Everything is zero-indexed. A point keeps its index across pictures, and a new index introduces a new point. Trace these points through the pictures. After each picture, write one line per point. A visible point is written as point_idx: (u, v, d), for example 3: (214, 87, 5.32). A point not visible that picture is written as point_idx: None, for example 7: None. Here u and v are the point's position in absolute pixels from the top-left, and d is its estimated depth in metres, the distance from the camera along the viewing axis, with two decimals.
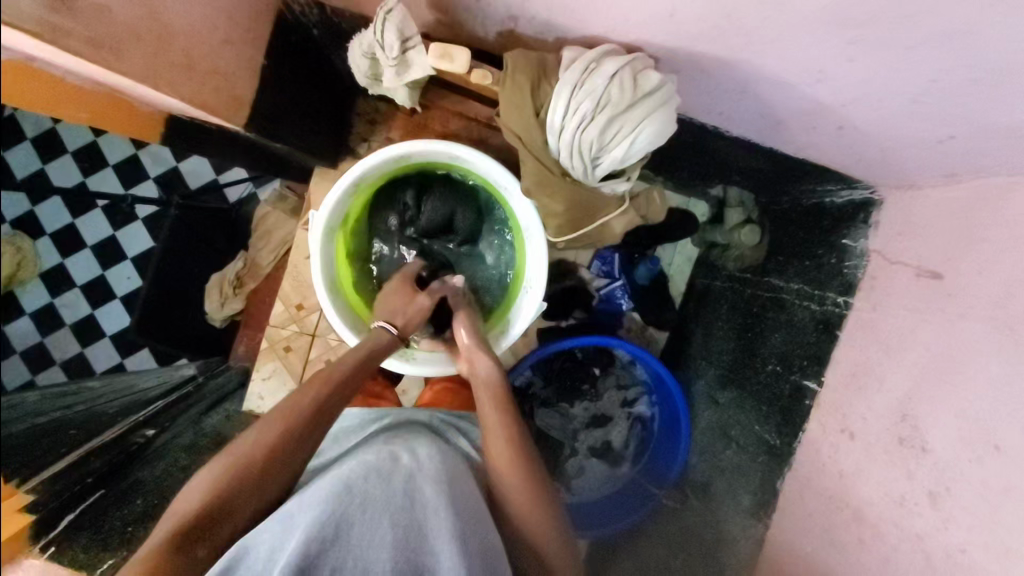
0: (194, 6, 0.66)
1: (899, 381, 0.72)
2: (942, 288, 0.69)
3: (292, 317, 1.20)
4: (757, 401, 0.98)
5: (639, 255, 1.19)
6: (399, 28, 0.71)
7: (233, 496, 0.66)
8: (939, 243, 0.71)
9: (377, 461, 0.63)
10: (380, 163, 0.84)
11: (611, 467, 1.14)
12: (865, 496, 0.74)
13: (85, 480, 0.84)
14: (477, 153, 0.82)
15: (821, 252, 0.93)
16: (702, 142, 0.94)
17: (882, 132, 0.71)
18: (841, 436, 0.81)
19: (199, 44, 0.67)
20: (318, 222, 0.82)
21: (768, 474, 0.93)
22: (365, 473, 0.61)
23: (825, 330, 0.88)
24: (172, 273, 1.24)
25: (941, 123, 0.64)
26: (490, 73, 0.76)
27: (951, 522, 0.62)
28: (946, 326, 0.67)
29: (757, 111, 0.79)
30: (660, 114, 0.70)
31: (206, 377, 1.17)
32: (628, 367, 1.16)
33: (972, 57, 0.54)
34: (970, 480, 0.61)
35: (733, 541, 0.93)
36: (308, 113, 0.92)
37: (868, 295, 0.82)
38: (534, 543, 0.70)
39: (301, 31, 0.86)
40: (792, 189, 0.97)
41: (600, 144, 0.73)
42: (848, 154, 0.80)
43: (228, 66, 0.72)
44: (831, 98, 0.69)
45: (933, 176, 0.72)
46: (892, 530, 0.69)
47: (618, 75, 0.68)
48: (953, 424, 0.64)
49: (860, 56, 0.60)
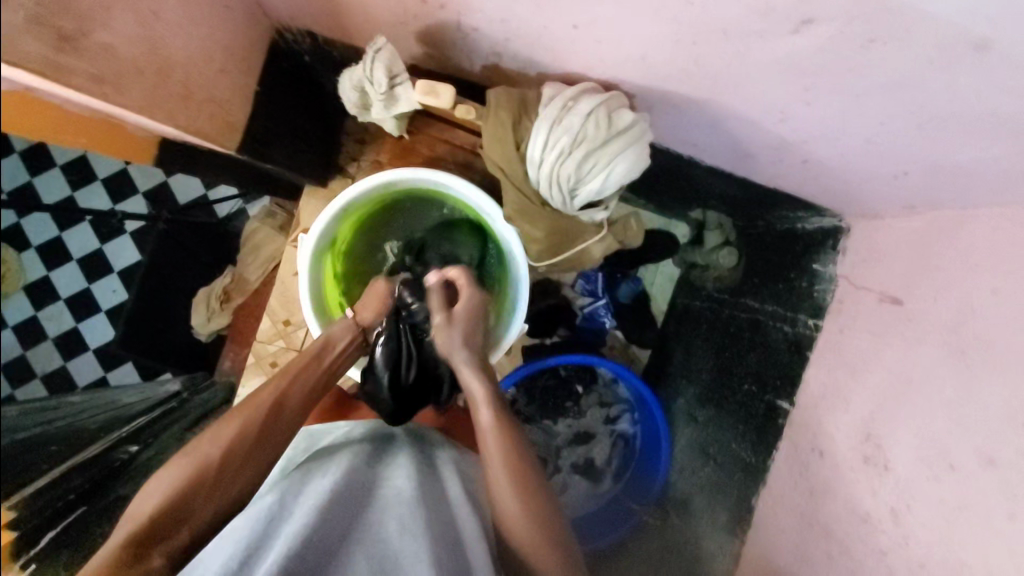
0: (193, 40, 0.68)
1: (863, 402, 0.76)
2: (901, 313, 0.73)
3: (279, 334, 1.21)
4: (733, 420, 1.02)
5: (622, 275, 1.22)
6: (387, 66, 0.75)
7: (167, 521, 0.64)
8: (899, 272, 0.75)
9: (352, 489, 0.66)
10: (367, 189, 0.87)
11: (593, 484, 1.16)
12: (833, 512, 0.76)
13: (67, 496, 0.88)
14: (454, 179, 0.85)
15: (794, 275, 0.97)
16: (679, 169, 0.98)
17: (844, 167, 0.75)
18: (811, 454, 0.84)
19: (196, 74, 0.69)
20: (306, 245, 0.85)
21: (744, 491, 0.96)
22: (342, 502, 0.64)
23: (797, 351, 0.92)
24: (156, 285, 1.28)
25: (896, 161, 0.68)
26: (474, 108, 0.79)
27: (911, 537, 0.65)
28: (905, 349, 0.71)
29: (728, 145, 0.83)
30: (633, 149, 0.74)
31: (190, 395, 1.18)
32: (611, 386, 1.19)
33: (919, 104, 0.58)
34: (930, 497, 0.64)
35: (710, 557, 0.97)
36: (299, 135, 0.93)
37: (835, 318, 0.86)
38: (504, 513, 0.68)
39: (293, 58, 0.91)
40: (766, 215, 1.01)
41: (578, 177, 0.76)
42: (816, 185, 0.84)
43: (222, 94, 0.75)
44: (792, 136, 0.73)
45: (894, 208, 0.76)
46: (860, 546, 0.71)
47: (594, 112, 0.71)
48: (913, 444, 0.67)
49: (816, 101, 0.64)
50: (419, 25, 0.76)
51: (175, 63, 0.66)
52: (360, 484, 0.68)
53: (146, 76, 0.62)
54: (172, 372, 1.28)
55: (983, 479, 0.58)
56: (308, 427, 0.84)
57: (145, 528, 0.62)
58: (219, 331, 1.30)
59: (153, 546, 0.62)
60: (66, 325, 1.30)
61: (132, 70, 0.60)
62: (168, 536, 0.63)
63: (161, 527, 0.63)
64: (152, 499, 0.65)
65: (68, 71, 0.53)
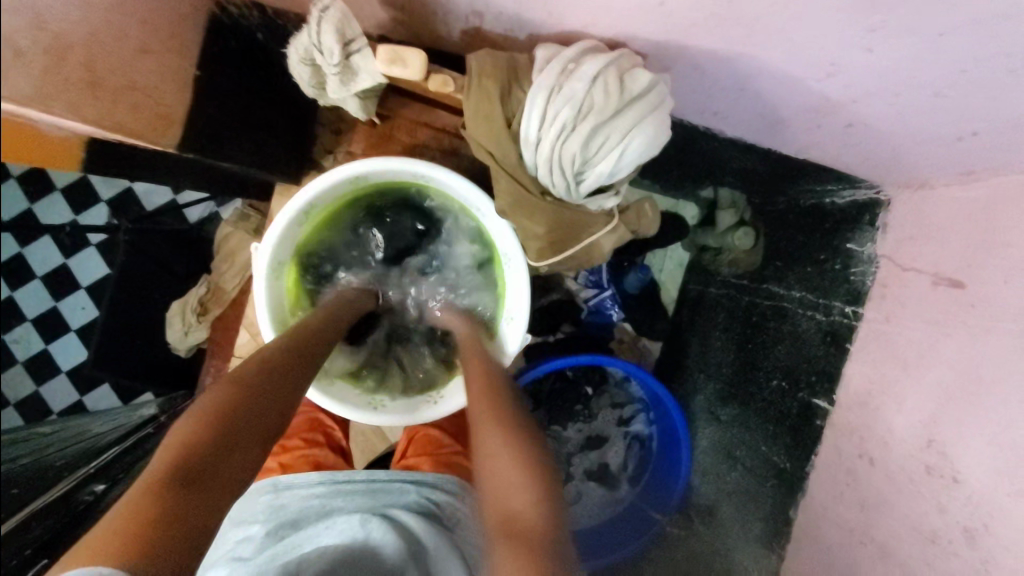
0: (94, 11, 0.56)
1: (920, 402, 0.66)
2: (964, 297, 0.63)
3: (257, 347, 1.13)
4: (762, 420, 0.92)
5: (629, 263, 1.10)
6: (337, 26, 0.62)
7: (209, 447, 0.55)
8: (959, 249, 0.65)
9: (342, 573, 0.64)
10: (334, 185, 0.76)
11: (609, 491, 1.09)
12: (890, 530, 0.67)
13: (25, 551, 0.83)
14: (431, 166, 0.74)
15: (824, 256, 0.87)
16: (692, 143, 0.87)
17: (891, 129, 0.64)
18: (858, 460, 0.74)
19: (107, 54, 0.58)
20: (263, 255, 0.74)
21: (780, 500, 0.87)
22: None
23: (833, 342, 0.82)
24: (128, 304, 1.18)
25: (962, 119, 0.57)
26: (450, 78, 0.69)
27: (991, 563, 0.55)
28: (973, 341, 0.61)
29: (755, 110, 0.72)
30: (650, 120, 0.63)
31: (168, 415, 1.07)
32: (622, 385, 1.10)
33: (1006, 42, 0.47)
34: (1012, 515, 0.54)
35: (744, 573, 0.86)
36: (261, 126, 0.82)
37: (879, 304, 0.76)
38: (501, 504, 0.59)
39: (244, 35, 0.79)
40: (789, 190, 0.91)
41: (584, 158, 0.65)
42: (853, 152, 0.73)
43: (150, 81, 0.64)
44: (840, 93, 0.62)
45: (949, 174, 0.66)
46: (926, 571, 0.62)
47: (601, 75, 0.60)
48: (988, 452, 0.57)
49: (882, 46, 0.53)
50: None
51: (74, 45, 0.54)
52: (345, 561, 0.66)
53: (30, 59, 0.50)
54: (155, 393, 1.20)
55: None
56: (275, 477, 0.79)
57: (180, 463, 0.52)
58: (199, 345, 1.20)
59: (194, 481, 0.52)
60: (37, 346, 1.27)
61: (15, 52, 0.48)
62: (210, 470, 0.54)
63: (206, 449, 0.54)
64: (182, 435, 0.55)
65: None
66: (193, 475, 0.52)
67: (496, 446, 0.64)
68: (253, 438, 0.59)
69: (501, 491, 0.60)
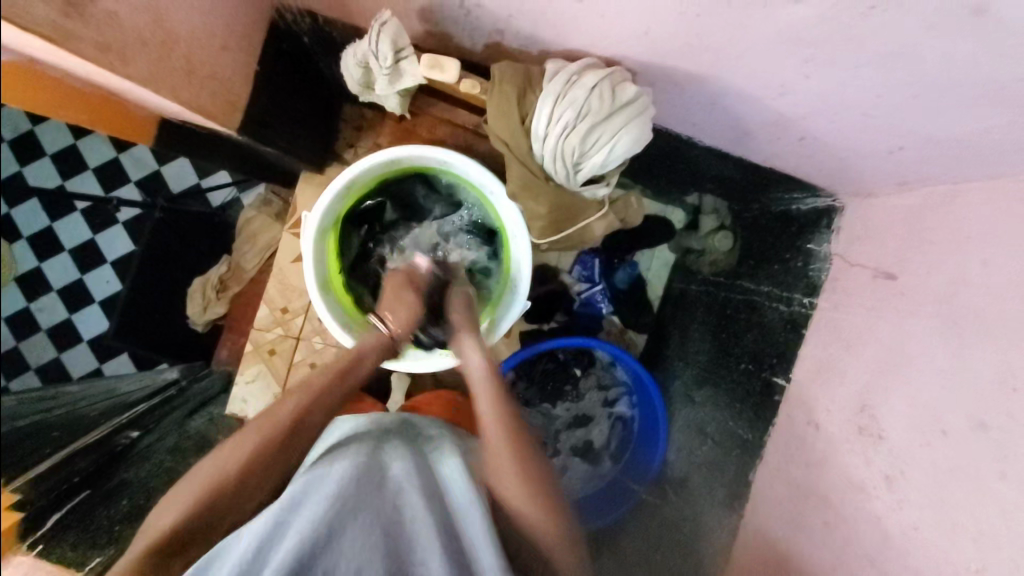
0: (197, 14, 0.68)
1: (858, 375, 0.78)
2: (894, 286, 0.75)
3: (276, 320, 1.22)
4: (730, 398, 1.03)
5: (619, 260, 1.23)
6: (392, 39, 0.75)
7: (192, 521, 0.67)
8: (892, 247, 0.77)
9: (364, 472, 0.65)
10: (371, 168, 0.88)
11: (593, 465, 1.19)
12: (831, 482, 0.78)
13: (73, 479, 0.84)
14: (456, 154, 0.85)
15: (788, 255, 0.99)
16: (676, 150, 0.99)
17: (838, 142, 0.77)
18: (807, 427, 0.86)
19: (198, 49, 0.69)
20: (310, 223, 0.85)
21: (742, 467, 0.98)
22: (360, 479, 0.64)
23: (793, 329, 0.94)
24: (156, 275, 1.26)
25: (893, 136, 0.70)
26: (478, 82, 0.80)
27: (904, 502, 0.67)
28: (899, 322, 0.72)
29: (726, 123, 0.84)
30: (637, 123, 0.75)
31: (189, 382, 1.20)
32: (608, 368, 1.20)
33: (918, 75, 0.60)
34: (921, 462, 0.66)
35: (710, 531, 1.00)
36: (297, 119, 0.94)
37: (829, 295, 0.88)
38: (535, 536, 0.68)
39: (292, 40, 0.89)
40: (762, 197, 1.03)
41: (581, 151, 0.77)
42: (810, 163, 0.86)
43: (223, 72, 0.75)
44: (790, 111, 0.75)
45: (888, 184, 0.78)
46: (855, 514, 0.73)
47: (598, 85, 0.72)
48: (906, 412, 0.69)
49: (815, 73, 0.66)
50: (421, 2, 0.76)
51: (176, 37, 0.65)
52: (367, 477, 0.65)
53: (149, 47, 0.62)
54: (170, 362, 1.26)
55: (976, 443, 0.60)
56: None
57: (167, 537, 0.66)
58: (216, 321, 1.29)
59: (177, 556, 0.66)
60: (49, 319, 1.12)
61: (137, 41, 0.60)
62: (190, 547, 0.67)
63: (184, 536, 0.67)
64: (169, 515, 0.67)
65: (72, 37, 0.53)
66: (176, 550, 0.66)
67: (513, 476, 0.69)
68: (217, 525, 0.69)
69: (528, 522, 0.68)
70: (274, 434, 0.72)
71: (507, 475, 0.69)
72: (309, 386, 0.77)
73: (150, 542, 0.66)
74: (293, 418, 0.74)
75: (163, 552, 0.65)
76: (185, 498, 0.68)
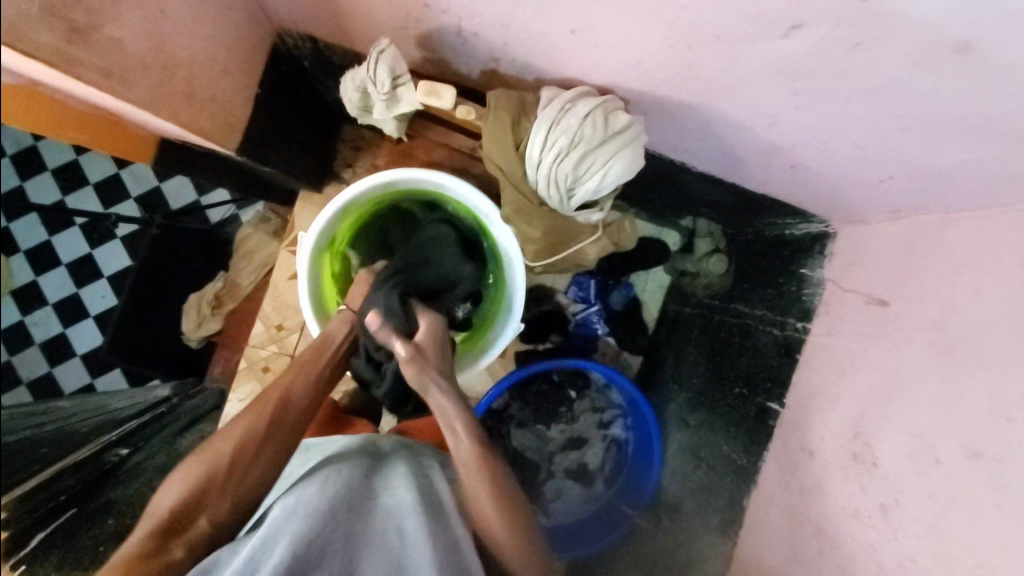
0: (198, 40, 0.69)
1: (852, 402, 0.78)
2: (886, 313, 0.75)
3: (270, 337, 1.18)
4: (726, 423, 1.03)
5: (615, 281, 1.23)
6: (390, 68, 0.76)
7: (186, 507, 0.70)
8: (884, 274, 0.77)
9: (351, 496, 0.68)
10: (368, 190, 0.89)
11: (586, 488, 1.17)
12: (825, 510, 0.78)
13: (59, 497, 0.86)
14: (454, 178, 0.86)
15: (782, 280, 1.00)
16: (671, 176, 1.00)
17: (829, 170, 0.78)
18: (802, 453, 0.86)
19: (199, 73, 0.70)
20: (306, 243, 0.86)
21: (736, 491, 0.98)
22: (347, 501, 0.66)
23: (786, 355, 0.94)
24: (148, 291, 1.22)
25: (880, 166, 0.71)
26: (473, 108, 0.81)
27: (899, 531, 0.66)
28: (892, 348, 0.73)
29: (719, 150, 0.85)
30: (629, 150, 0.76)
31: (180, 400, 1.11)
32: (603, 391, 1.20)
33: (904, 107, 0.61)
34: (917, 492, 0.65)
35: (705, 560, 0.99)
36: (296, 140, 0.95)
37: (823, 321, 0.88)
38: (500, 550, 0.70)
39: (292, 63, 0.91)
40: (756, 222, 1.03)
41: (575, 177, 0.78)
42: (802, 190, 0.87)
43: (224, 95, 0.76)
44: (781, 140, 0.76)
45: (879, 213, 0.79)
46: (849, 542, 0.72)
47: (591, 114, 0.74)
48: (901, 440, 0.68)
49: (805, 105, 0.67)
50: (420, 29, 0.77)
51: (179, 61, 0.67)
52: (354, 494, 0.68)
53: (150, 71, 0.63)
54: (162, 379, 1.25)
55: (971, 473, 0.59)
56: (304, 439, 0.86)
57: (168, 518, 0.69)
58: (211, 336, 1.29)
59: (177, 537, 0.69)
60: None
61: (139, 65, 0.61)
62: (189, 526, 0.70)
63: (179, 518, 0.69)
64: (169, 496, 0.71)
65: (77, 63, 0.54)
66: (177, 532, 0.69)
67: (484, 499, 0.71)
68: (221, 495, 0.72)
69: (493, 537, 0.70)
70: (263, 413, 0.76)
71: (487, 511, 0.71)
72: (293, 376, 0.82)
73: (152, 527, 0.69)
74: (280, 399, 0.78)
75: (164, 535, 0.68)
76: (186, 479, 0.71)
